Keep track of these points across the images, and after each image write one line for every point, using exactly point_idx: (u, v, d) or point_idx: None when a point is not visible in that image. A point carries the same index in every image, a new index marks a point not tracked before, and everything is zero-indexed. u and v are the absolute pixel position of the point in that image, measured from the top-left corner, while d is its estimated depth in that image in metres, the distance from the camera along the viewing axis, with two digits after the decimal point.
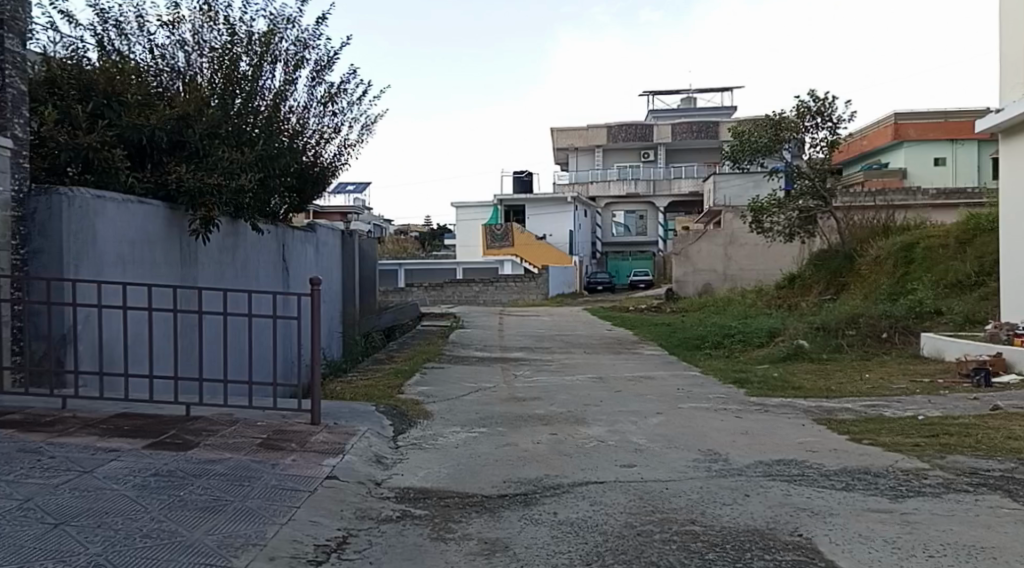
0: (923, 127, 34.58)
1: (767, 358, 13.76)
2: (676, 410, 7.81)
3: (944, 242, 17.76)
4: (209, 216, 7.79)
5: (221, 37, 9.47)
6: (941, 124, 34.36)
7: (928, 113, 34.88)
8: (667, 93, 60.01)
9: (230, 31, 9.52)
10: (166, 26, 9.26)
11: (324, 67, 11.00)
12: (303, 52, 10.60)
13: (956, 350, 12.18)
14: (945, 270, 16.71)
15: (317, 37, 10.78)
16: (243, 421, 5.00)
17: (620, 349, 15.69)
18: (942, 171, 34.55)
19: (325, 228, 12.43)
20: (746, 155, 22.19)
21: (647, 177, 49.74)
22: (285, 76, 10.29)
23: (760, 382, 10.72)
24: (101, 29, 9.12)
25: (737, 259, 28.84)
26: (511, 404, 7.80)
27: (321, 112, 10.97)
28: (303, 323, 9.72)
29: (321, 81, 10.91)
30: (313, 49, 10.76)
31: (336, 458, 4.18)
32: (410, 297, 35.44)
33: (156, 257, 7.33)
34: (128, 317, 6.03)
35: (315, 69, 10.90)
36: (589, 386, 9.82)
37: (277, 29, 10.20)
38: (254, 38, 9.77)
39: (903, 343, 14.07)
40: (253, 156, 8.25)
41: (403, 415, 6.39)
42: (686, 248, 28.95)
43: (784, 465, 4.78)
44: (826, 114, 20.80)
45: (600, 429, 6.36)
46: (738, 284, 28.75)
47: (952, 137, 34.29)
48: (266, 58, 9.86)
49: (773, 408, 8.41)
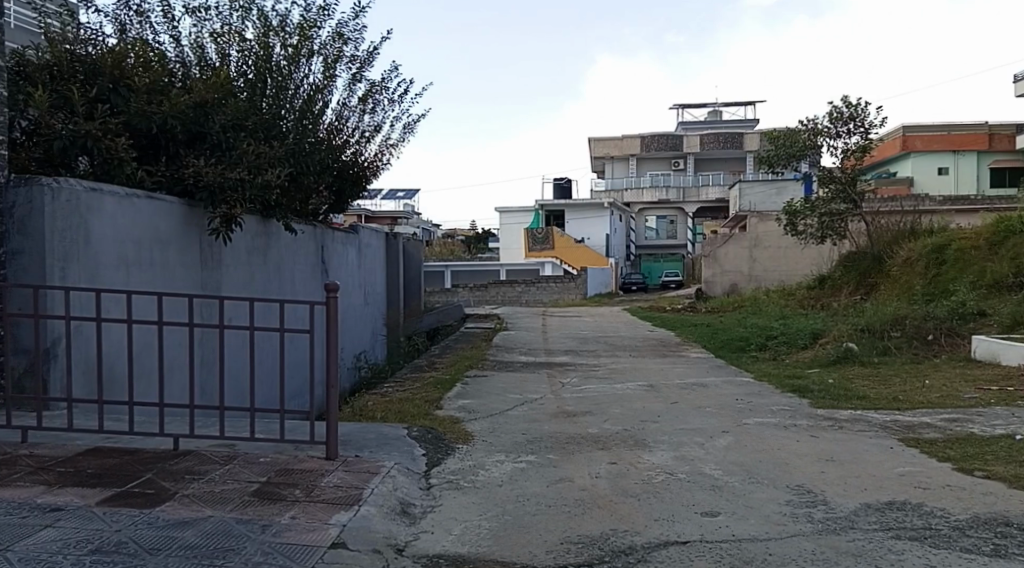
0: (928, 140, 37.75)
1: (815, 362, 12.71)
2: (744, 427, 6.84)
3: (975, 244, 16.64)
4: (230, 214, 6.94)
5: (253, 28, 8.67)
6: (944, 136, 37.43)
7: (931, 127, 38.10)
8: (696, 106, 59.50)
9: (264, 22, 8.72)
10: (193, 12, 8.51)
11: (363, 63, 10.20)
12: (344, 46, 9.74)
13: (1016, 356, 10.99)
14: (982, 271, 15.63)
15: (357, 30, 9.95)
16: (242, 457, 4.31)
17: (665, 352, 14.70)
18: (945, 180, 37.66)
19: (369, 229, 11.60)
20: (781, 161, 20.37)
21: (679, 185, 49.04)
22: (324, 71, 9.44)
23: (820, 391, 9.63)
24: (124, 15, 8.38)
25: (763, 260, 27.61)
26: (562, 420, 6.94)
27: (363, 110, 10.01)
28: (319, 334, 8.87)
29: (361, 78, 10.04)
30: (353, 42, 9.89)
31: (349, 512, 3.50)
32: (454, 297, 34.92)
33: (167, 258, 6.53)
34: (115, 331, 5.20)
35: (353, 66, 10.10)
36: (642, 396, 8.92)
37: (318, 20, 9.34)
38: (288, 28, 8.95)
39: (952, 346, 12.92)
40: (282, 150, 7.45)
41: (441, 441, 5.55)
42: (714, 249, 27.81)
43: (902, 513, 3.97)
44: (860, 119, 19.47)
45: (664, 455, 5.50)
46: (764, 284, 27.66)
47: (954, 148, 37.32)
48: (303, 51, 9.01)
49: (847, 422, 7.21)
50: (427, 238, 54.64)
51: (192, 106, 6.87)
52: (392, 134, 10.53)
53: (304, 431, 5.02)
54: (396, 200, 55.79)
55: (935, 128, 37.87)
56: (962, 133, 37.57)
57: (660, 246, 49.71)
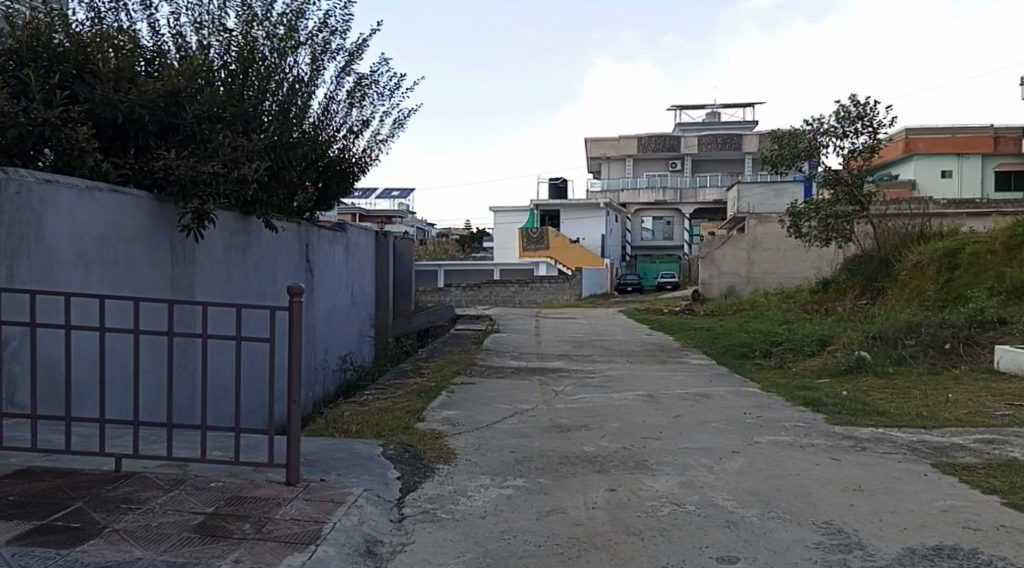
0: (931, 141, 37.33)
1: (824, 372, 12.16)
2: (755, 446, 6.31)
3: (991, 249, 16.25)
4: (202, 211, 6.37)
5: (236, 17, 8.11)
6: (947, 139, 37.15)
7: (935, 129, 37.68)
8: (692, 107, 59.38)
9: (248, 11, 8.18)
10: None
11: (351, 57, 9.66)
12: (332, 37, 9.19)
13: None
14: (998, 276, 15.16)
15: (346, 22, 9.40)
16: (188, 486, 3.90)
17: (664, 358, 14.17)
18: (949, 183, 37.24)
19: (358, 228, 11.04)
20: (786, 162, 19.70)
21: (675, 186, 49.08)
22: (310, 63, 8.90)
23: (835, 405, 9.04)
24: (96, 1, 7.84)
25: (761, 263, 27.07)
26: (555, 435, 6.42)
27: (351, 105, 9.45)
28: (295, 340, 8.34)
29: (350, 71, 9.49)
30: (342, 34, 9.35)
31: (302, 555, 3.11)
32: (446, 298, 34.34)
33: (134, 257, 5.99)
34: (64, 338, 4.67)
35: (343, 59, 9.56)
36: (641, 408, 8.39)
37: (304, 9, 8.78)
38: (274, 18, 8.40)
39: (971, 356, 12.37)
40: (262, 143, 6.91)
41: (420, 460, 5.07)
42: (711, 252, 27.31)
43: (955, 562, 3.44)
44: (868, 119, 18.92)
45: (669, 481, 4.99)
46: (762, 286, 27.12)
47: (958, 151, 37.06)
48: (289, 43, 8.43)
49: (869, 442, 6.69)
50: (419, 237, 54.18)
51: (163, 94, 6.33)
52: (382, 129, 9.97)
53: (262, 452, 4.55)
54: (389, 199, 55.57)
55: (939, 131, 37.53)
56: (965, 136, 37.21)
57: (658, 248, 49.19)
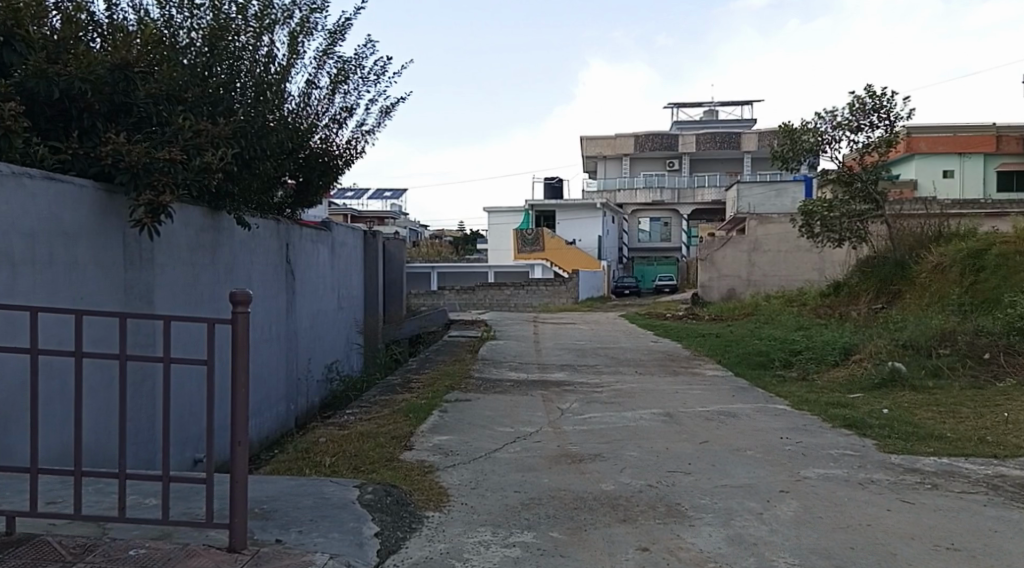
0: (933, 140, 36.21)
1: (854, 386, 11.13)
2: (805, 483, 5.35)
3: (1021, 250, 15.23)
4: (158, 202, 5.24)
5: None
6: (950, 138, 36.16)
7: (938, 127, 36.65)
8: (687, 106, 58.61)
9: None
10: None
11: (334, 39, 8.76)
12: (311, 15, 8.28)
13: None
14: None
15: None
16: (95, 558, 2.97)
17: (674, 369, 13.16)
18: (952, 183, 36.21)
19: (344, 226, 10.09)
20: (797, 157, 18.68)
21: (673, 185, 48.16)
22: (287, 43, 7.96)
23: (882, 427, 8.01)
24: None
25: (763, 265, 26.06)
26: (567, 468, 5.48)
27: (334, 91, 8.55)
28: (269, 351, 7.42)
29: (333, 54, 8.58)
30: (323, 14, 8.47)
31: None
32: (440, 302, 33.40)
33: (76, 256, 4.89)
34: None
35: (324, 41, 8.65)
36: (660, 430, 7.43)
37: None
38: None
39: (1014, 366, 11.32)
40: (230, 127, 5.94)
41: (404, 508, 4.13)
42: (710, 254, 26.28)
43: None
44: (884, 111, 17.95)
45: (714, 535, 4.04)
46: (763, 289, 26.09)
47: (961, 150, 36.04)
48: (265, 21, 7.50)
49: (941, 476, 5.70)
50: (409, 237, 53.19)
51: (110, 68, 5.36)
52: (368, 118, 9.03)
53: (196, 508, 3.63)
54: (382, 200, 54.95)
55: (941, 129, 36.53)
56: (966, 135, 36.29)
57: (657, 249, 48.29)
